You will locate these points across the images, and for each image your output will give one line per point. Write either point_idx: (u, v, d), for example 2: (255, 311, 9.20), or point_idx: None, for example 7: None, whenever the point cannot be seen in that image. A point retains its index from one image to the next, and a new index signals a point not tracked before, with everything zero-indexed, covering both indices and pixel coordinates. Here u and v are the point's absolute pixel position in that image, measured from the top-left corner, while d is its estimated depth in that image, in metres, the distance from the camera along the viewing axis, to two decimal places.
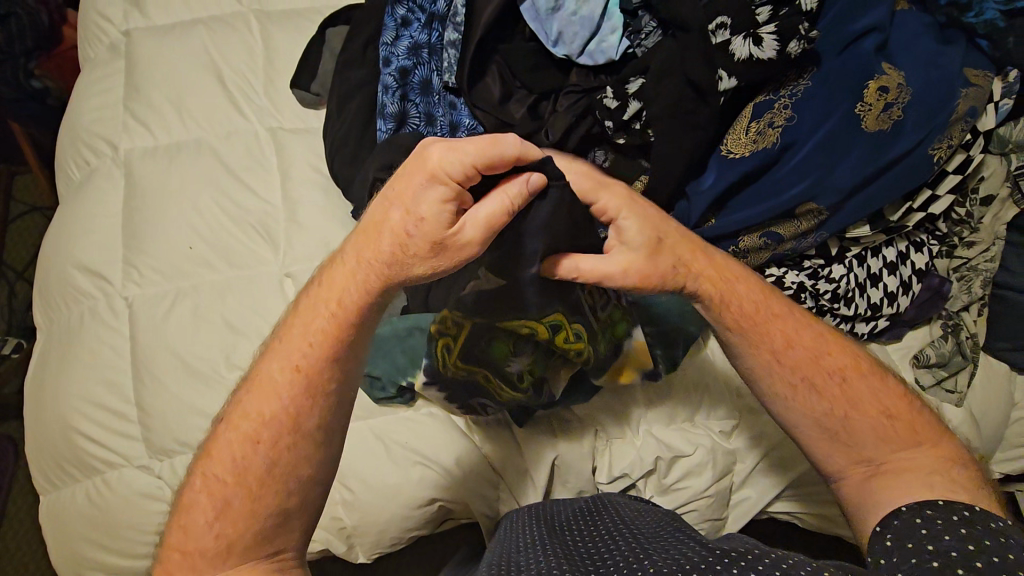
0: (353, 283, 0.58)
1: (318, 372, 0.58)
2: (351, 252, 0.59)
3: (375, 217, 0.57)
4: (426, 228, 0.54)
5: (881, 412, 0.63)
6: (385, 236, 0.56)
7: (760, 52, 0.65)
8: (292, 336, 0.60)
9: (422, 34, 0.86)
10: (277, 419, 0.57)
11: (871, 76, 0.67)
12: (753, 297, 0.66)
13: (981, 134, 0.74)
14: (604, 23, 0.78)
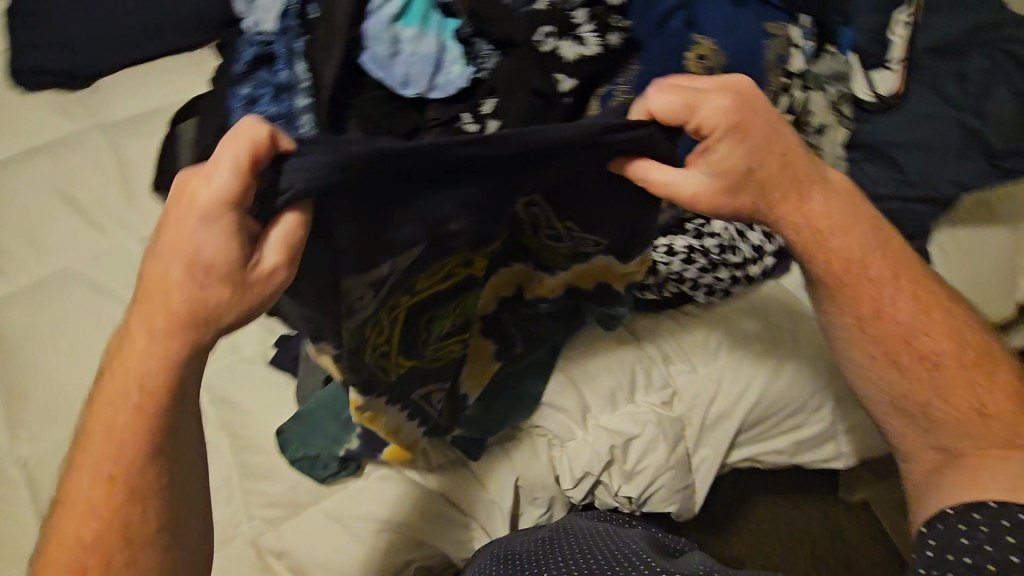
0: (147, 348, 0.53)
1: (137, 449, 0.56)
2: (144, 303, 0.53)
3: (156, 268, 0.51)
4: (222, 263, 0.49)
5: (958, 368, 0.73)
6: (171, 286, 0.51)
7: (586, 49, 0.70)
8: (110, 413, 0.56)
9: (271, 106, 0.85)
10: (117, 473, 0.56)
11: (687, 48, 0.72)
12: (835, 237, 0.71)
13: (795, 75, 0.83)
14: (444, 57, 0.81)
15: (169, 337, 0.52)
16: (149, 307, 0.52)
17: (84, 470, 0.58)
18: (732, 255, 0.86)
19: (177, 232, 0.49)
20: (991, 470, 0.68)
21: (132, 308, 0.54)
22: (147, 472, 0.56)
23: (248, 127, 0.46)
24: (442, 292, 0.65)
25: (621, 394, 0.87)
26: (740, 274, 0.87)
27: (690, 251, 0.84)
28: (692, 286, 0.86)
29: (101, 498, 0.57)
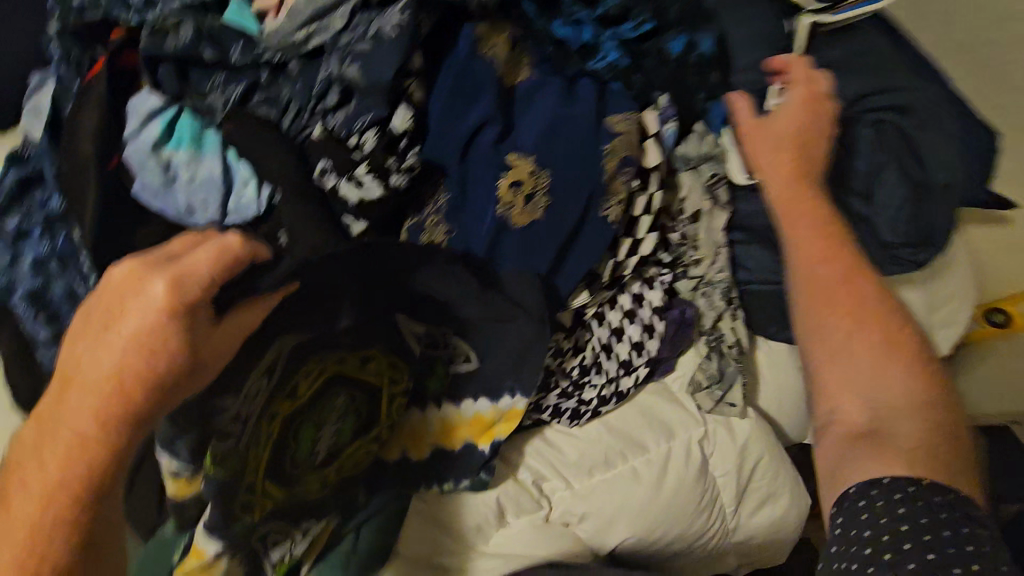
0: (81, 445, 0.48)
1: (57, 554, 0.48)
2: (77, 400, 0.48)
3: (88, 357, 0.48)
4: (170, 342, 0.47)
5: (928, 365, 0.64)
6: (108, 374, 0.47)
7: (367, 191, 0.58)
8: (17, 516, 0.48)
9: (43, 243, 0.73)
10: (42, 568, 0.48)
11: (500, 173, 0.61)
12: (817, 232, 0.68)
13: (652, 170, 0.71)
14: (233, 178, 0.67)
15: (108, 435, 0.48)
16: (80, 402, 0.48)
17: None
18: (596, 374, 0.76)
19: (110, 327, 0.47)
20: (897, 434, 0.61)
21: (57, 404, 0.49)
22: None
23: (230, 240, 0.49)
24: (313, 403, 0.65)
25: (488, 528, 0.78)
26: (609, 392, 0.77)
27: (548, 372, 0.75)
28: (552, 410, 0.77)
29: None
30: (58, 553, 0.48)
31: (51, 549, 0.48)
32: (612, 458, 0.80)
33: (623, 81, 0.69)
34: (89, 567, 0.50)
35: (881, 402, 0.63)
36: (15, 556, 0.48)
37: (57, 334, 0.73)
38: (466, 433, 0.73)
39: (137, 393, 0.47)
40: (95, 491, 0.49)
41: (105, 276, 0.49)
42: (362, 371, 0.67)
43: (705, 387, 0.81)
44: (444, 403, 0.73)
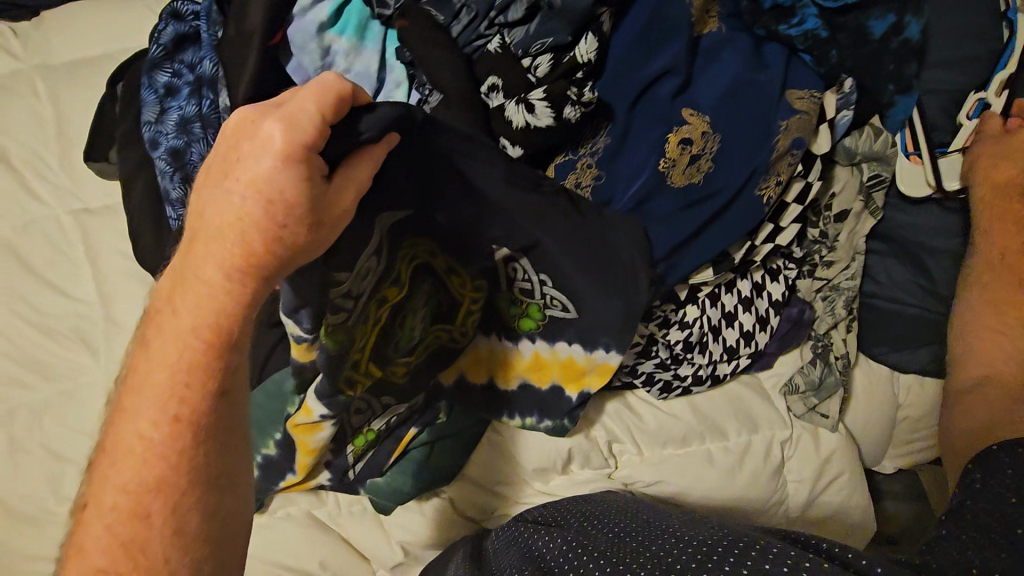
0: (211, 298, 0.50)
1: (200, 396, 0.53)
2: (205, 260, 0.50)
3: (217, 213, 0.48)
4: (286, 189, 0.45)
5: None
6: (234, 232, 0.47)
7: (535, 120, 0.55)
8: (161, 371, 0.52)
9: (191, 103, 0.74)
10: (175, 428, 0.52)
11: (671, 127, 0.58)
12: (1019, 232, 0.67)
13: (817, 159, 0.67)
14: (386, 77, 0.66)
15: (232, 287, 0.50)
16: (211, 263, 0.49)
17: (129, 421, 0.53)
18: (698, 353, 0.75)
19: (228, 180, 0.47)
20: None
21: (188, 273, 0.51)
22: (203, 420, 0.53)
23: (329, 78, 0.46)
24: (415, 293, 0.63)
25: (554, 470, 0.82)
26: (704, 374, 0.76)
27: (651, 340, 0.74)
28: (645, 378, 0.76)
29: (164, 440, 0.52)
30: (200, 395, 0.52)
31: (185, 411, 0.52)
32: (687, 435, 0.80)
33: (816, 55, 0.64)
34: (223, 411, 0.54)
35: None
36: (163, 408, 0.52)
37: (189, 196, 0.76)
38: (558, 374, 0.73)
39: (256, 243, 0.47)
40: (224, 338, 0.52)
41: (225, 132, 0.49)
42: (469, 287, 0.67)
43: (801, 390, 0.80)
44: (536, 339, 0.72)
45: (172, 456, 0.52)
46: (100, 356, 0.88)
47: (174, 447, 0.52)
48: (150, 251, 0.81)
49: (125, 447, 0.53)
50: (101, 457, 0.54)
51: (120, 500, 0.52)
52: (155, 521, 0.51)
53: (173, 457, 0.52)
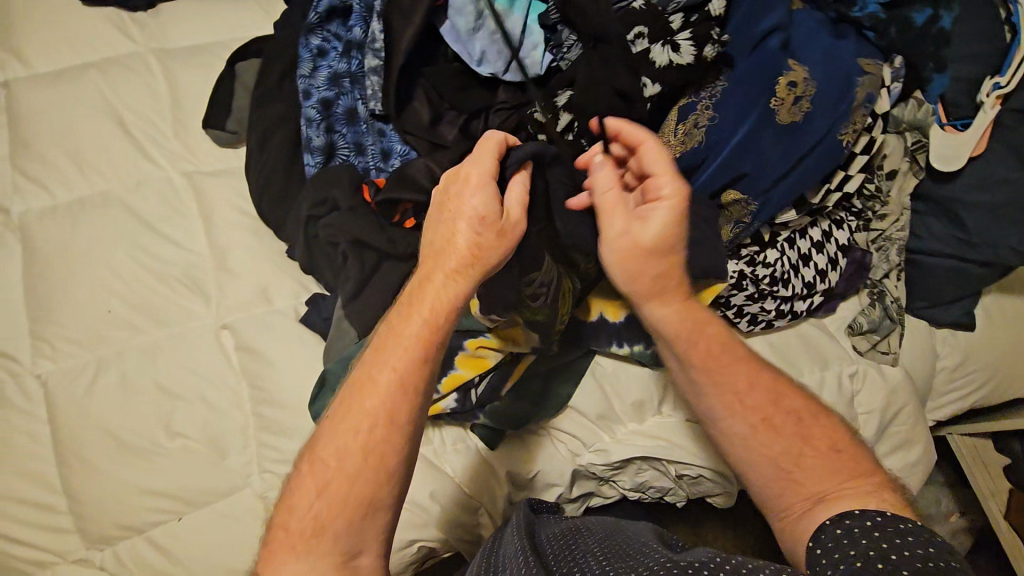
0: (435, 306, 0.60)
1: (412, 408, 0.58)
2: (434, 270, 0.61)
3: (442, 235, 0.63)
4: (489, 217, 0.61)
5: (829, 446, 0.62)
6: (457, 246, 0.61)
7: (679, 57, 0.69)
8: (382, 380, 0.57)
9: (341, 63, 0.85)
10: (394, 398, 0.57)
11: (780, 72, 0.71)
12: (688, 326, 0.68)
13: (879, 116, 0.81)
14: (525, 40, 0.78)
15: (452, 296, 0.61)
16: (442, 276, 0.61)
17: (343, 427, 0.57)
18: (783, 288, 0.84)
19: (448, 209, 0.62)
20: (816, 468, 0.61)
21: (412, 296, 0.61)
22: (408, 433, 0.57)
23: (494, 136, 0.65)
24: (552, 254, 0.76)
25: (650, 405, 0.87)
26: (785, 309, 0.85)
27: (741, 276, 0.83)
28: (737, 311, 0.85)
29: (372, 452, 0.56)
30: (411, 405, 0.57)
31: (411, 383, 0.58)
32: None
33: (877, 32, 0.83)
34: (420, 426, 0.58)
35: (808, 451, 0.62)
36: (377, 416, 0.56)
37: (328, 143, 0.85)
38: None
39: (480, 254, 0.61)
40: (434, 355, 0.59)
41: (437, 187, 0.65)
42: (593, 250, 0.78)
43: (864, 330, 0.90)
44: None
45: (377, 467, 0.56)
46: (210, 302, 0.91)
47: (383, 455, 0.56)
48: (277, 198, 0.88)
49: (337, 457, 0.56)
50: (309, 462, 0.57)
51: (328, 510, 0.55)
52: (353, 528, 0.55)
53: (381, 466, 0.56)
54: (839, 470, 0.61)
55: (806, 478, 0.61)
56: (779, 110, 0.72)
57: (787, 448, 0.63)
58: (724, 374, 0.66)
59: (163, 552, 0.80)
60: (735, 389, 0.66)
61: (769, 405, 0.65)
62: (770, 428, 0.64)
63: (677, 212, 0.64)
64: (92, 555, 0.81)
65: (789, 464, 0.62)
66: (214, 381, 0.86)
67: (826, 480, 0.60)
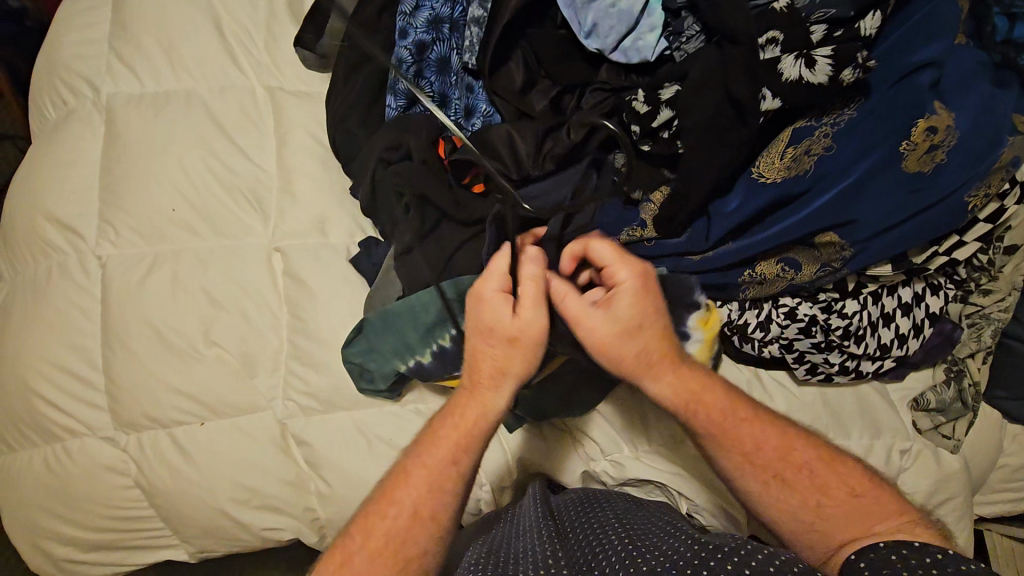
0: (457, 431, 0.62)
1: (436, 509, 0.60)
2: (477, 391, 0.64)
3: (474, 412, 0.63)
4: (505, 329, 0.62)
5: (850, 493, 0.61)
6: (491, 364, 0.63)
7: (811, 75, 0.61)
8: (405, 491, 0.60)
9: (444, 7, 0.81)
10: (411, 526, 0.59)
11: (920, 113, 0.63)
12: (720, 404, 0.64)
13: (1017, 184, 0.72)
14: (643, 19, 0.72)
15: (488, 410, 0.63)
16: (489, 391, 0.63)
17: (359, 545, 0.58)
18: (854, 344, 0.78)
19: (482, 331, 0.63)
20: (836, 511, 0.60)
21: (424, 447, 0.63)
22: (438, 525, 0.60)
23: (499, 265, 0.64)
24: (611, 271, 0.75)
25: (679, 429, 0.85)
26: (850, 365, 0.79)
27: (811, 322, 0.77)
28: (798, 357, 0.79)
29: (394, 541, 0.58)
30: (444, 500, 0.60)
31: (436, 518, 0.60)
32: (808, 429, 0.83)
33: None
34: (450, 507, 0.61)
35: (848, 506, 0.60)
36: (391, 539, 0.58)
37: (413, 88, 0.82)
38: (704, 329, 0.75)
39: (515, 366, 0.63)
40: (473, 445, 0.62)
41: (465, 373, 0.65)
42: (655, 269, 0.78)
43: (928, 408, 0.83)
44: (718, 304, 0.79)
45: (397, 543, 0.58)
46: (269, 222, 0.91)
47: (404, 543, 0.58)
48: (351, 135, 0.86)
49: (374, 532, 0.58)
50: (334, 550, 0.59)
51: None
52: None
53: (409, 553, 0.58)
54: (869, 516, 0.59)
55: (831, 525, 0.60)
56: (909, 152, 0.64)
57: (808, 500, 0.61)
58: (740, 440, 0.63)
59: (183, 451, 0.84)
60: (745, 450, 0.63)
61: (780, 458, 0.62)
62: (785, 484, 0.62)
63: (632, 299, 0.63)
64: (119, 437, 0.85)
65: (818, 499, 0.61)
66: (257, 300, 0.87)
67: (847, 525, 0.59)
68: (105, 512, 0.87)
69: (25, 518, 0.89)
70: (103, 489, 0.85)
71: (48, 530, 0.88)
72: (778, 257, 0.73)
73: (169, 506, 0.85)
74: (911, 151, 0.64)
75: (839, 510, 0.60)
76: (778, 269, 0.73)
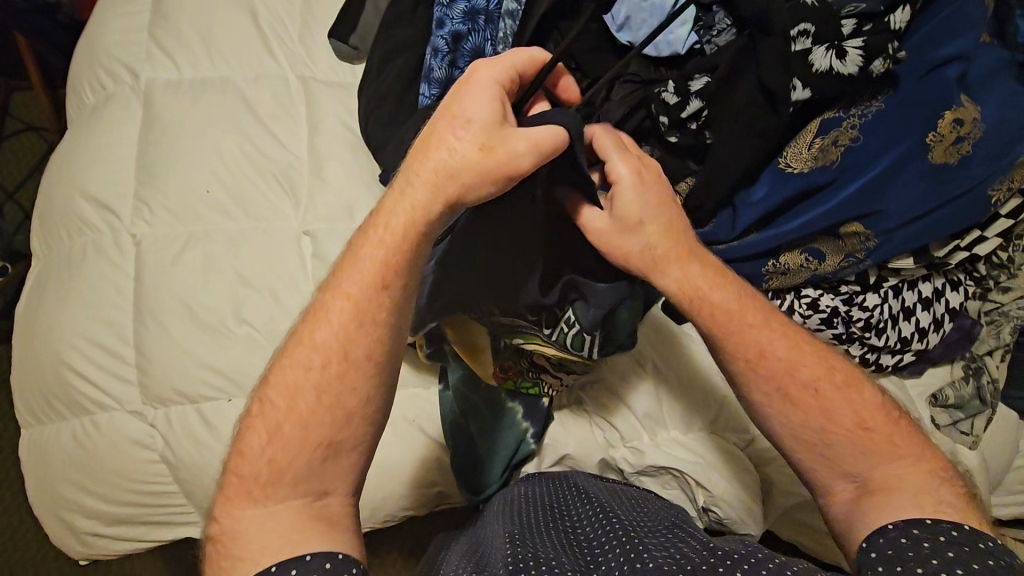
0: (403, 222, 0.55)
1: (373, 342, 0.54)
2: (411, 178, 0.55)
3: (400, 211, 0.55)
4: (474, 132, 0.53)
5: (859, 426, 0.56)
6: (441, 162, 0.54)
7: (842, 66, 0.63)
8: (341, 309, 0.54)
9: None
10: (328, 346, 0.54)
11: (947, 107, 0.65)
12: (714, 288, 0.60)
13: None
14: (674, 14, 0.75)
15: (420, 210, 0.55)
16: (419, 188, 0.55)
17: (293, 362, 0.54)
18: (875, 337, 0.79)
19: (456, 118, 0.54)
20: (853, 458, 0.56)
21: (347, 265, 0.56)
22: (373, 366, 0.54)
23: (490, 77, 0.55)
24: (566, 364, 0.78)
25: (699, 418, 0.85)
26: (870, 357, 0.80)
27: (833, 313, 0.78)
28: None
29: (327, 392, 0.53)
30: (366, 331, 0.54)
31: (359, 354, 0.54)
32: None
33: None
34: (385, 356, 0.55)
35: (863, 456, 0.56)
36: (332, 352, 0.54)
37: (447, 78, 0.85)
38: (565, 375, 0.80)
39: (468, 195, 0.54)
40: (397, 278, 0.55)
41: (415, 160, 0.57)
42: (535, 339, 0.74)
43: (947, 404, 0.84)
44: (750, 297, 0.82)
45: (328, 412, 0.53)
46: (299, 207, 0.94)
47: (340, 392, 0.53)
48: (384, 123, 0.88)
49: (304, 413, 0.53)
50: (261, 403, 0.54)
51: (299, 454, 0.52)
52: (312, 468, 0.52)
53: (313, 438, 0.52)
54: (873, 450, 0.56)
55: (839, 458, 0.57)
56: (937, 143, 0.66)
57: (814, 423, 0.57)
58: (746, 343, 0.59)
59: (207, 426, 0.85)
60: (751, 355, 0.59)
61: (786, 376, 0.58)
62: (789, 401, 0.58)
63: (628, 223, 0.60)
64: (147, 412, 0.87)
65: (817, 437, 0.57)
66: (288, 281, 0.89)
67: (857, 463, 0.56)
68: (128, 486, 0.88)
69: (51, 490, 0.90)
70: (130, 462, 0.87)
71: (73, 503, 0.90)
72: (802, 248, 0.75)
73: (190, 479, 0.86)
74: (936, 144, 0.66)
75: (858, 457, 0.56)
76: (802, 260, 0.75)
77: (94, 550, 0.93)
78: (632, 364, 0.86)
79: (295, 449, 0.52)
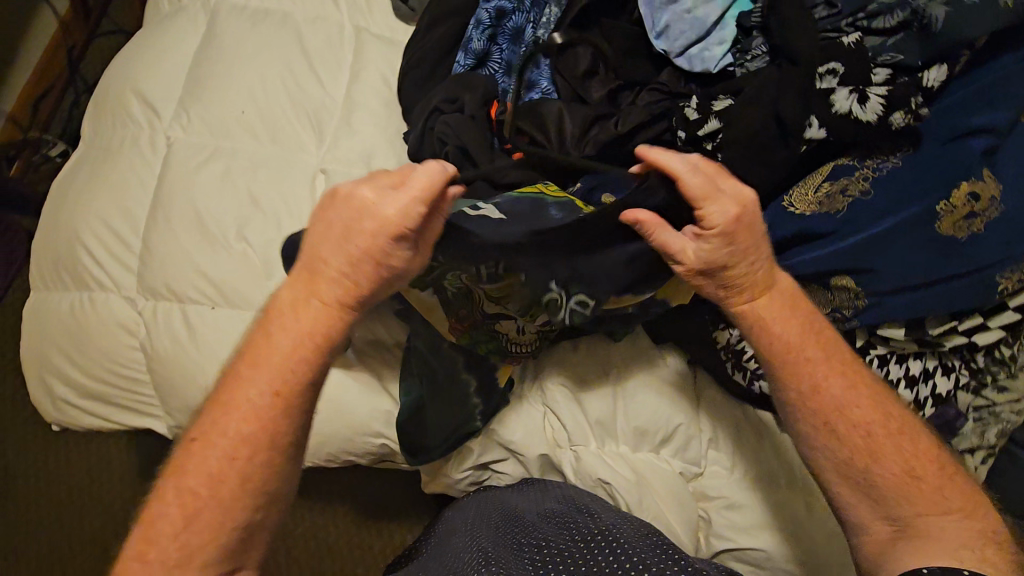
0: (312, 331, 0.61)
1: (269, 448, 0.59)
2: (301, 301, 0.62)
3: (282, 332, 0.61)
4: (391, 258, 0.61)
5: (930, 462, 0.61)
6: (329, 286, 0.61)
7: (861, 111, 0.62)
8: (248, 440, 0.58)
9: None
10: (231, 467, 0.58)
11: (965, 176, 0.63)
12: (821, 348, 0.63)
13: None
14: (714, 31, 0.75)
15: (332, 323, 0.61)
16: (321, 303, 0.61)
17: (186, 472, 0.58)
18: None
19: (337, 273, 0.61)
20: (914, 498, 0.59)
21: (246, 365, 0.60)
22: (278, 462, 0.59)
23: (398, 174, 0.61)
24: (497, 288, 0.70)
25: (651, 439, 0.84)
26: None
27: None
28: None
29: (224, 494, 0.57)
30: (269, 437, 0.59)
31: (269, 446, 0.59)
32: (781, 475, 0.82)
33: None
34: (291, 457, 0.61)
35: (928, 499, 0.59)
36: (231, 472, 0.58)
37: (484, 51, 0.86)
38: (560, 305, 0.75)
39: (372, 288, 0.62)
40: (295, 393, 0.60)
41: (303, 319, 0.61)
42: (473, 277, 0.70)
43: None
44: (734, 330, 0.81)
45: (239, 480, 0.58)
46: (322, 144, 0.97)
47: (239, 486, 0.58)
48: (418, 83, 0.90)
49: (206, 517, 0.57)
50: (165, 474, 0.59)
51: (206, 528, 0.56)
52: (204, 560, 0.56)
53: (222, 522, 0.57)
54: (918, 500, 0.59)
55: (912, 496, 0.59)
56: (949, 212, 0.63)
57: (859, 457, 0.61)
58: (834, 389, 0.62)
59: (188, 327, 0.90)
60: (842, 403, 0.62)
61: (868, 416, 0.61)
62: (880, 433, 0.61)
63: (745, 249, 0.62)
64: (139, 300, 0.92)
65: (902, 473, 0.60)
66: (295, 210, 0.93)
67: (906, 502, 0.59)
68: (108, 366, 0.94)
69: (41, 353, 0.97)
70: (114, 344, 0.92)
71: (56, 369, 0.96)
72: None
73: (163, 374, 0.91)
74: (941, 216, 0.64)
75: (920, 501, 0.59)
76: None
77: (66, 418, 1.00)
78: (599, 371, 0.86)
79: (205, 534, 0.56)
